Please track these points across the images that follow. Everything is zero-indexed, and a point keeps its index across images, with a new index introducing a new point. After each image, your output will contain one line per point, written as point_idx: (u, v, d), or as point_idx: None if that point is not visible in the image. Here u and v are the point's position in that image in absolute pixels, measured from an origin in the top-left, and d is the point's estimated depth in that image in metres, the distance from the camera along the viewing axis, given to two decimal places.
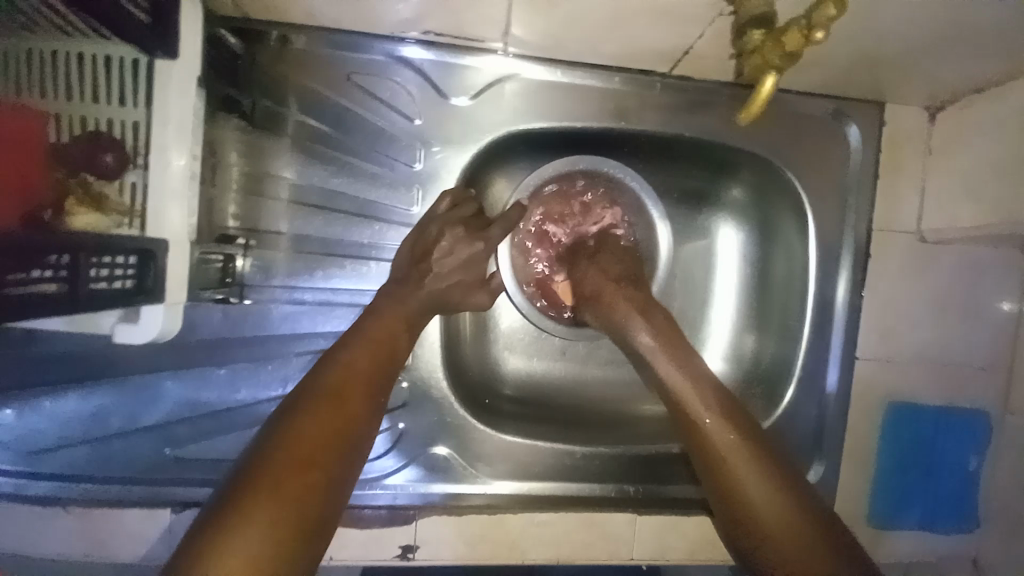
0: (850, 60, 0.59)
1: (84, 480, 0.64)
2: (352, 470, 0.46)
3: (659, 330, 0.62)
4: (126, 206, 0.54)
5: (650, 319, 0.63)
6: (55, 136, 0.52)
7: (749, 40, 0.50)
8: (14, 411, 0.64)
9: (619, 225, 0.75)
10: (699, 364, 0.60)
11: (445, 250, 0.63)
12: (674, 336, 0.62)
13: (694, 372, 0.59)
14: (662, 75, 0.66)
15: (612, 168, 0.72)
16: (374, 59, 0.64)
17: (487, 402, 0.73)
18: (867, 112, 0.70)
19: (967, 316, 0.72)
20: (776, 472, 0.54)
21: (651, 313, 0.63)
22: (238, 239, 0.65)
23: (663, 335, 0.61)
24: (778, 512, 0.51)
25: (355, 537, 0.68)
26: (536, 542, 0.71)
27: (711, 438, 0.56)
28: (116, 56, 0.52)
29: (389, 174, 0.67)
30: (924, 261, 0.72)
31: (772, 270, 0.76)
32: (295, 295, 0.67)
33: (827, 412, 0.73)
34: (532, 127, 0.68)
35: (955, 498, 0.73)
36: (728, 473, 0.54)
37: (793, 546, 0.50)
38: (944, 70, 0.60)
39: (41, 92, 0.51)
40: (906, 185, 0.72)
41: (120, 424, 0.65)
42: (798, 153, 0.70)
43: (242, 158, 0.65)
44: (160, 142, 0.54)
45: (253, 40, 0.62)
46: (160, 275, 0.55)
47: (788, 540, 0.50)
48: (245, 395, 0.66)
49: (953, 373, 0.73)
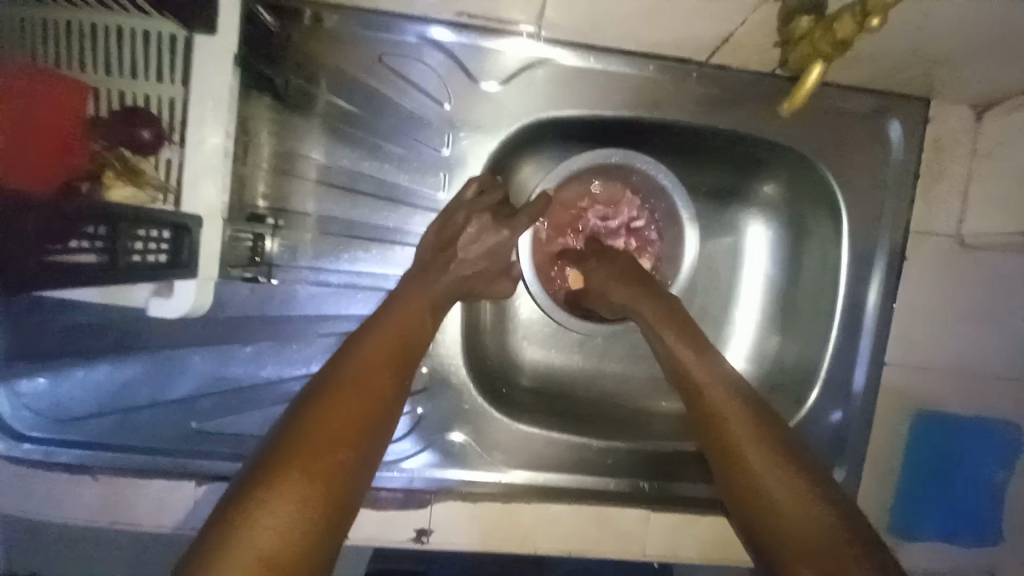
0: (897, 53, 0.57)
1: (112, 450, 0.66)
2: (379, 449, 0.47)
3: (676, 322, 0.60)
4: (161, 180, 0.55)
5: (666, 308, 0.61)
6: (94, 110, 0.53)
7: (798, 26, 0.50)
8: (46, 379, 0.66)
9: (638, 217, 0.76)
10: (717, 358, 0.59)
11: (471, 237, 0.62)
12: (691, 328, 0.60)
13: (711, 359, 0.58)
14: (699, 64, 0.65)
15: (643, 163, 0.70)
16: (406, 40, 0.63)
17: (505, 391, 0.73)
18: (910, 109, 0.68)
19: (1004, 324, 0.70)
20: (787, 458, 0.51)
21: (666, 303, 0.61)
22: (267, 219, 0.66)
23: (678, 325, 0.60)
24: (783, 497, 0.49)
25: (371, 518, 0.67)
26: (548, 533, 0.70)
27: (729, 433, 0.53)
28: (155, 31, 0.53)
29: (416, 158, 0.67)
30: (963, 266, 0.70)
31: (800, 269, 0.75)
32: (320, 277, 0.67)
33: (852, 417, 0.72)
34: (564, 115, 0.66)
35: (981, 510, 0.71)
36: (733, 456, 0.53)
37: (796, 532, 0.47)
38: (998, 65, 0.57)
39: (82, 66, 0.52)
40: (948, 186, 0.69)
41: (149, 396, 0.66)
42: (836, 149, 0.68)
43: (272, 138, 0.66)
44: (196, 116, 0.54)
45: (287, 18, 0.62)
46: (194, 250, 0.55)
47: (791, 526, 0.48)
48: (270, 372, 0.67)
49: (988, 383, 0.71)
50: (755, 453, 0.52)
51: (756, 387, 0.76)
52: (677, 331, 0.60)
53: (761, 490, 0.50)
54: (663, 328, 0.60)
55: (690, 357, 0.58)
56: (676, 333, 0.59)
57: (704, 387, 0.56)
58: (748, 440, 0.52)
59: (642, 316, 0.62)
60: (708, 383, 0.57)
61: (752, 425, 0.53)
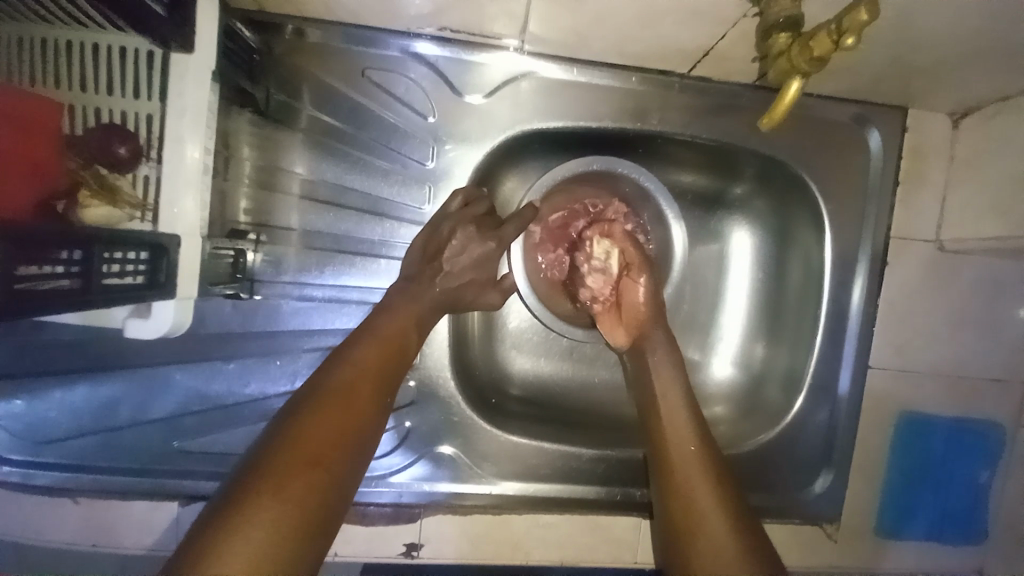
0: (875, 65, 0.58)
1: (92, 471, 0.65)
2: (359, 468, 0.47)
3: (664, 368, 0.64)
4: (138, 198, 0.54)
5: (655, 355, 0.66)
6: (70, 127, 0.52)
7: (776, 43, 0.49)
8: (24, 401, 0.65)
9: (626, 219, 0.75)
10: (681, 378, 0.64)
11: (456, 249, 0.63)
12: (677, 374, 0.64)
13: (675, 380, 0.64)
14: (682, 75, 0.65)
15: (626, 168, 0.70)
16: (389, 54, 0.63)
17: (494, 402, 0.73)
18: (889, 118, 0.69)
19: (983, 328, 0.72)
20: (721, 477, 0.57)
21: (654, 349, 0.66)
22: (249, 235, 0.65)
23: (670, 369, 0.64)
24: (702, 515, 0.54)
25: (359, 533, 0.69)
26: (539, 543, 0.71)
27: (685, 476, 0.57)
28: (132, 47, 0.52)
29: (401, 171, 0.66)
30: (943, 272, 0.71)
31: (786, 277, 0.75)
32: (305, 291, 0.66)
33: (837, 420, 0.72)
34: (548, 126, 0.67)
35: (964, 512, 0.73)
36: (670, 472, 0.58)
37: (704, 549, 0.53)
38: (972, 77, 0.59)
39: (56, 83, 0.51)
40: (927, 193, 0.70)
41: (130, 415, 0.65)
42: (817, 158, 0.69)
43: (254, 152, 0.65)
44: (174, 133, 0.53)
45: (269, 32, 0.61)
46: (173, 270, 0.54)
47: (703, 543, 0.53)
48: (254, 389, 0.66)
49: (968, 386, 0.72)
50: (710, 498, 0.55)
51: (741, 392, 0.77)
52: (664, 375, 0.64)
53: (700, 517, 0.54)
54: (655, 371, 0.65)
55: (672, 400, 0.62)
56: (667, 378, 0.64)
57: (675, 429, 0.60)
58: (706, 490, 0.56)
59: (640, 363, 0.66)
60: (684, 426, 0.60)
61: (708, 470, 0.57)
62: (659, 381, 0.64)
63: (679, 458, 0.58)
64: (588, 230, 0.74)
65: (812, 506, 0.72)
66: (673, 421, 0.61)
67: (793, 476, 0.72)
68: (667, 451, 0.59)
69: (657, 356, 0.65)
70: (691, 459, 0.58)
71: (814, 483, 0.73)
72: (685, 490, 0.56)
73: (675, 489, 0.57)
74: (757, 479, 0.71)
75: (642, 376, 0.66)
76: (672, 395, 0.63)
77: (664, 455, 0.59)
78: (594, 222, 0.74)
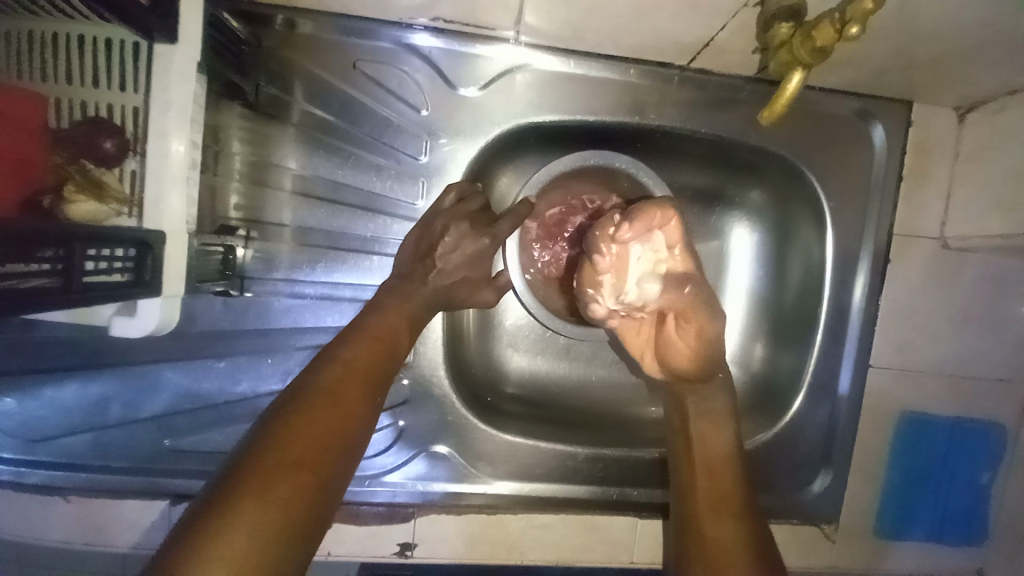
0: (880, 58, 0.57)
1: (83, 469, 0.64)
2: (347, 471, 0.46)
3: (709, 420, 0.61)
4: (125, 194, 0.52)
5: (707, 403, 0.61)
6: (55, 121, 0.51)
7: (777, 33, 0.49)
8: (15, 399, 0.64)
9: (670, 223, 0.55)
10: (717, 400, 0.61)
11: (449, 246, 0.60)
12: (724, 423, 0.61)
13: (708, 406, 0.61)
14: (681, 67, 0.64)
15: (623, 164, 0.67)
16: (382, 46, 0.61)
17: (489, 400, 0.72)
18: (893, 112, 0.67)
19: (986, 327, 0.70)
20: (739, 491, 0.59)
21: (709, 399, 0.61)
22: (239, 231, 0.64)
23: (714, 419, 0.61)
24: (721, 538, 0.56)
25: (353, 533, 0.68)
26: (535, 544, 0.70)
27: (705, 499, 0.58)
28: (118, 39, 0.50)
29: (394, 166, 0.65)
30: (946, 269, 0.70)
31: (786, 275, 0.74)
32: (296, 289, 0.65)
33: (837, 419, 0.71)
34: (544, 120, 0.65)
35: (964, 512, 0.72)
36: (687, 489, 0.60)
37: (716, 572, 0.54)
38: (978, 70, 0.57)
39: (42, 76, 0.50)
40: (931, 189, 0.69)
41: (120, 414, 0.65)
42: (820, 154, 0.68)
43: (245, 147, 0.64)
44: (159, 128, 0.52)
45: (258, 24, 0.60)
46: (158, 267, 0.53)
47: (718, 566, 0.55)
48: (245, 388, 0.65)
49: (970, 385, 0.71)
50: (728, 518, 0.57)
51: (742, 392, 0.75)
52: (705, 425, 0.61)
53: (716, 532, 0.56)
54: (698, 422, 0.61)
55: (712, 451, 0.60)
56: (711, 427, 0.61)
57: (713, 487, 0.58)
58: (738, 557, 0.54)
59: (678, 398, 0.62)
60: (723, 481, 0.59)
61: (731, 490, 0.58)
62: (701, 432, 0.61)
63: (706, 474, 0.59)
64: (628, 237, 0.56)
65: (810, 506, 0.72)
66: (716, 480, 0.59)
67: (791, 476, 0.72)
68: (693, 473, 0.60)
69: (707, 403, 0.61)
70: (725, 517, 0.57)
71: (812, 484, 0.72)
72: (715, 556, 0.55)
73: (692, 520, 0.58)
74: (757, 479, 0.71)
75: (679, 420, 0.63)
76: (712, 424, 0.61)
77: (688, 474, 0.60)
78: (640, 225, 0.55)
